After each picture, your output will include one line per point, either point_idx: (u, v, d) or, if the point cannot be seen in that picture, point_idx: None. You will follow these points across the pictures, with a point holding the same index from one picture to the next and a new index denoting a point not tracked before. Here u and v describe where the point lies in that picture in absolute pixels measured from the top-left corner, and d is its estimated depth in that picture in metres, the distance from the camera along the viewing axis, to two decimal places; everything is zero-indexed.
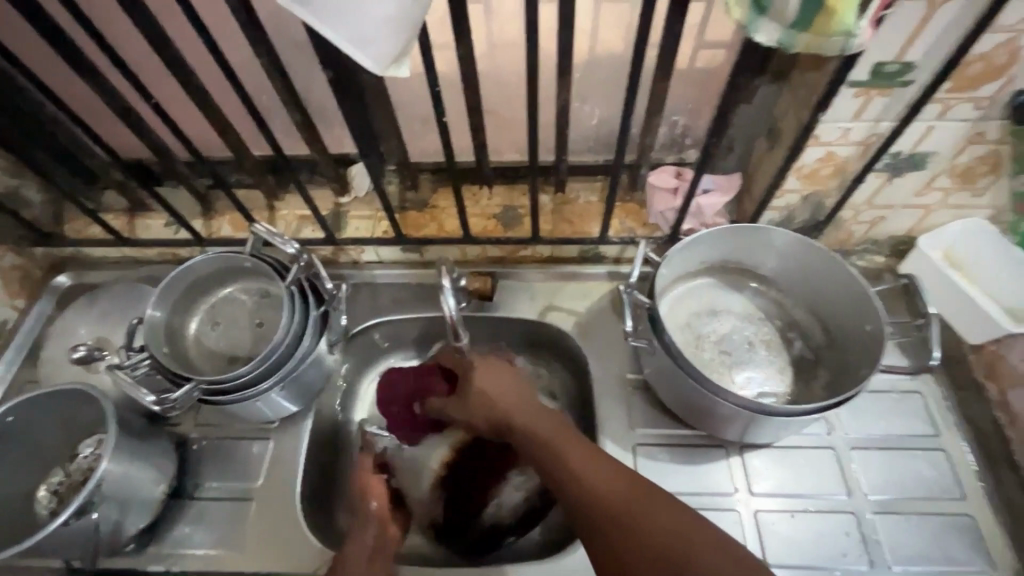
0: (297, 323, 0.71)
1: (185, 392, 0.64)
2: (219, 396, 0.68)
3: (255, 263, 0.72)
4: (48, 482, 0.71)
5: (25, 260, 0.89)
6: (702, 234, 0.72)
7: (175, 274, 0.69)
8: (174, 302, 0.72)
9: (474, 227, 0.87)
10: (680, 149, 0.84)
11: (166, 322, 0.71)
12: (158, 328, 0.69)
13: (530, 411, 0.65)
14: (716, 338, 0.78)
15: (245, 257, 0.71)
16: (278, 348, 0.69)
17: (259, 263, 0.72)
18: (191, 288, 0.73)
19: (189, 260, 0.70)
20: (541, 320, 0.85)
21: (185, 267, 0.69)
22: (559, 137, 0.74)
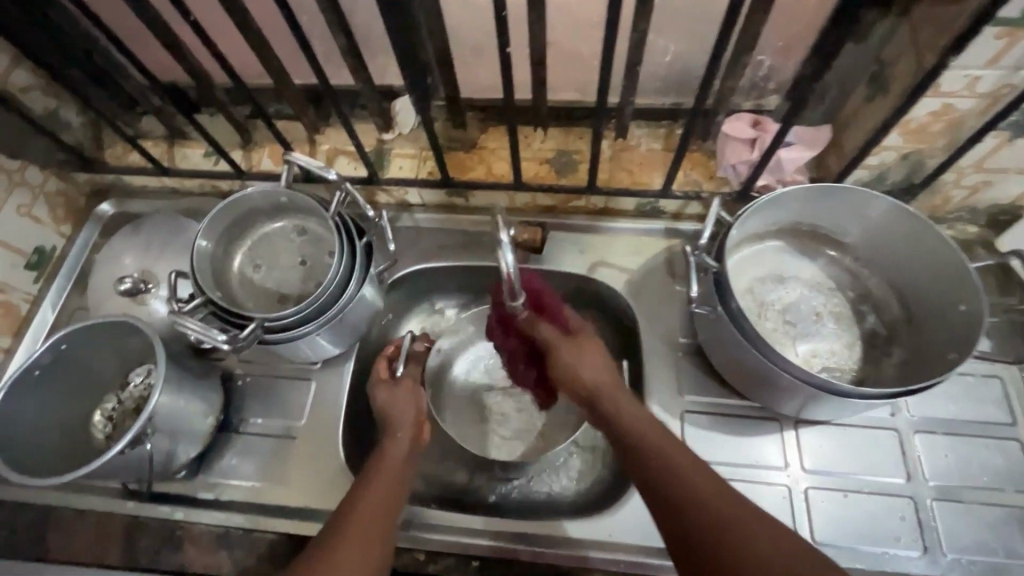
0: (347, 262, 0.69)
1: (251, 331, 0.62)
2: (272, 336, 0.67)
3: (291, 198, 0.68)
4: (103, 408, 0.72)
5: (69, 185, 0.88)
6: (780, 193, 0.65)
7: (222, 207, 0.65)
8: (216, 241, 0.68)
9: (525, 172, 0.81)
10: (761, 94, 0.75)
11: (212, 263, 0.68)
12: (205, 269, 0.66)
13: (616, 393, 0.59)
14: (780, 307, 0.72)
15: (281, 192, 0.68)
16: (328, 290, 0.67)
17: (296, 197, 0.68)
18: (232, 225, 0.69)
19: (235, 192, 0.66)
20: (589, 276, 0.81)
21: (233, 200, 0.65)
22: (629, 74, 0.66)
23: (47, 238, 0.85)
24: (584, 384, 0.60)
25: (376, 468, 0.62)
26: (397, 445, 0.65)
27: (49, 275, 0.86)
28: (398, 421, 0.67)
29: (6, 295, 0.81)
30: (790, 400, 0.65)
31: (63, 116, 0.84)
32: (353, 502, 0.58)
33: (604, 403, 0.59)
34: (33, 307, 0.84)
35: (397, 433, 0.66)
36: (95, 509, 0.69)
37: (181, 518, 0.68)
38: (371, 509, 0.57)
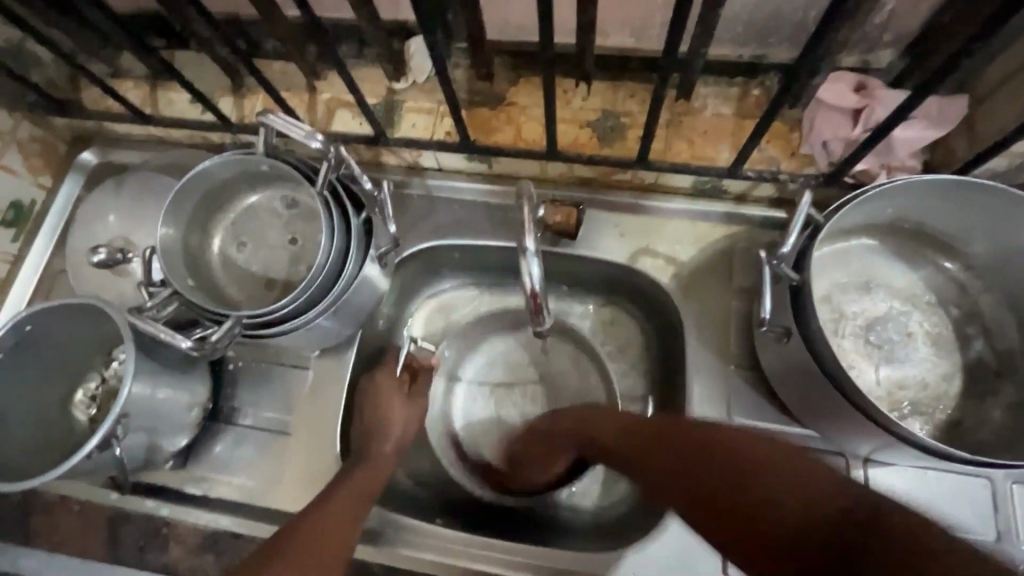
0: (340, 241, 0.59)
1: (226, 330, 0.53)
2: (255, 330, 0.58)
3: (272, 166, 0.56)
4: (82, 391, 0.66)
5: (45, 131, 0.78)
6: (887, 185, 0.50)
7: (187, 180, 0.54)
8: (190, 220, 0.58)
9: (562, 137, 0.67)
10: (873, 48, 0.58)
11: (185, 247, 0.58)
12: (177, 252, 0.56)
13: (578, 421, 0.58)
14: (864, 322, 0.59)
15: (260, 160, 0.56)
16: (318, 277, 0.57)
17: (279, 166, 0.56)
18: (208, 198, 0.59)
19: (202, 161, 0.55)
20: (629, 266, 0.69)
21: (199, 171, 0.54)
22: (705, 20, 0.50)
23: (23, 191, 0.77)
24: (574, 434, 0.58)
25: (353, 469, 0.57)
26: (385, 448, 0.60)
27: (30, 233, 0.78)
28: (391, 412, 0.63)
29: None
30: (864, 442, 0.54)
31: (28, 50, 0.72)
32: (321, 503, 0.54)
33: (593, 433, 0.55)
34: (14, 267, 0.77)
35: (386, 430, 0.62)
36: (80, 498, 0.65)
37: (168, 515, 0.63)
38: (336, 514, 0.53)
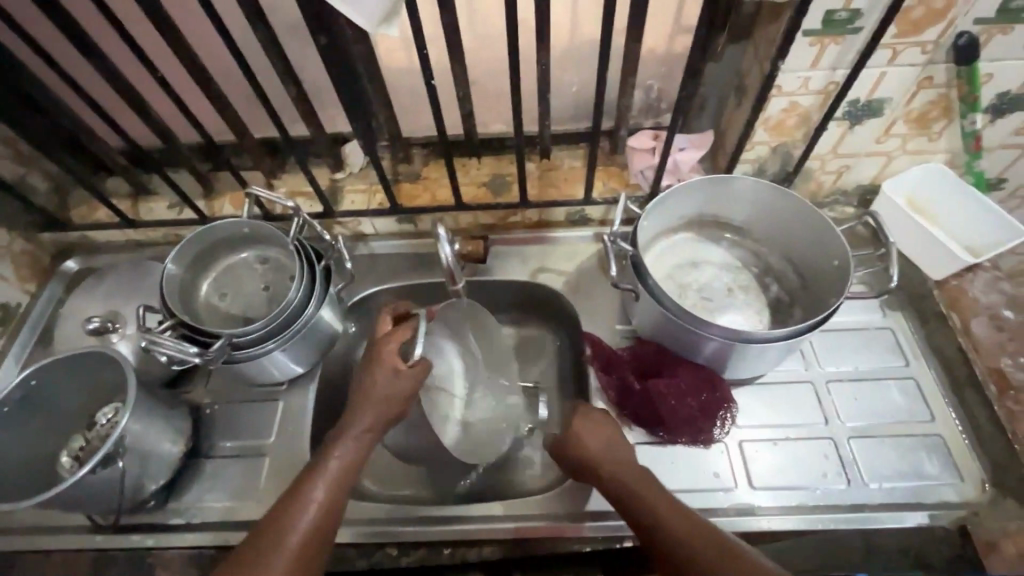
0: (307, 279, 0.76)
1: (220, 345, 0.67)
2: (237, 353, 0.72)
3: (253, 227, 0.76)
4: (66, 450, 0.72)
5: (35, 246, 0.92)
6: (678, 186, 0.76)
7: (192, 236, 0.72)
8: (184, 270, 0.75)
9: (466, 195, 0.92)
10: (657, 113, 0.89)
11: (178, 290, 0.74)
12: (175, 295, 0.72)
13: (607, 459, 0.63)
14: (698, 287, 0.82)
15: (243, 223, 0.75)
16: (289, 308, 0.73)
17: (257, 226, 0.76)
18: (201, 253, 0.76)
19: (206, 222, 0.74)
20: (532, 281, 0.90)
21: (204, 228, 0.73)
22: (541, 102, 0.79)
23: (12, 296, 0.89)
24: (586, 462, 0.63)
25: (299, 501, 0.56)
26: (362, 416, 0.62)
27: (14, 333, 0.89)
28: (364, 409, 0.62)
29: None
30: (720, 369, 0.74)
31: (32, 182, 0.90)
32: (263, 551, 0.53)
33: (593, 474, 0.63)
34: None
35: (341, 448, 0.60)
36: (64, 548, 0.70)
37: (152, 545, 0.70)
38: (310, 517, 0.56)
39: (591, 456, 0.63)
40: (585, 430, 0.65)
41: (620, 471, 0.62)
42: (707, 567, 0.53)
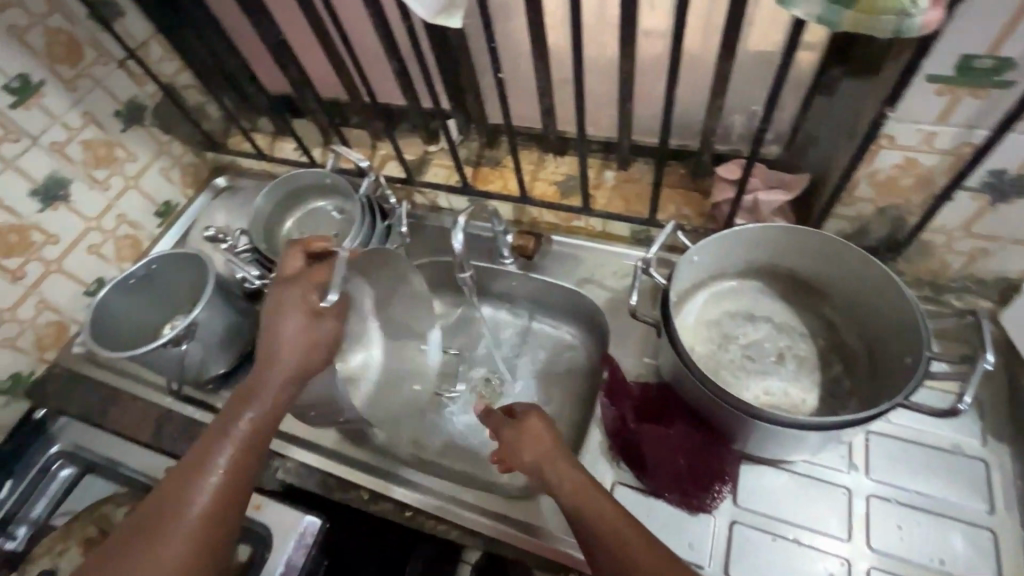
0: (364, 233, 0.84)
1: None
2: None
3: (333, 179, 0.87)
4: (174, 322, 0.93)
5: (199, 160, 1.15)
6: (741, 228, 0.69)
7: (281, 179, 0.85)
8: (270, 210, 0.89)
9: (535, 190, 0.92)
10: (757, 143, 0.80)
11: (263, 228, 0.88)
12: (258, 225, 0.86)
13: (554, 463, 0.60)
14: (744, 342, 0.74)
15: (326, 174, 0.86)
16: None
17: (337, 179, 0.86)
18: (292, 194, 0.90)
19: (295, 170, 0.86)
20: (575, 289, 0.88)
21: (292, 174, 0.85)
22: (620, 109, 0.76)
23: (176, 196, 1.11)
24: (528, 461, 0.62)
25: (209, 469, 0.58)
26: (269, 377, 0.63)
27: (170, 224, 1.11)
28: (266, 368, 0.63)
29: (136, 231, 1.05)
30: (737, 439, 0.66)
31: (207, 110, 1.11)
32: (184, 498, 0.56)
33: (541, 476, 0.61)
34: (152, 244, 1.08)
35: (253, 398, 0.62)
36: (149, 399, 0.90)
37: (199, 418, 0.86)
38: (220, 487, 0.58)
39: (545, 459, 0.61)
40: (527, 435, 0.63)
41: (569, 479, 0.59)
42: (635, 560, 0.51)
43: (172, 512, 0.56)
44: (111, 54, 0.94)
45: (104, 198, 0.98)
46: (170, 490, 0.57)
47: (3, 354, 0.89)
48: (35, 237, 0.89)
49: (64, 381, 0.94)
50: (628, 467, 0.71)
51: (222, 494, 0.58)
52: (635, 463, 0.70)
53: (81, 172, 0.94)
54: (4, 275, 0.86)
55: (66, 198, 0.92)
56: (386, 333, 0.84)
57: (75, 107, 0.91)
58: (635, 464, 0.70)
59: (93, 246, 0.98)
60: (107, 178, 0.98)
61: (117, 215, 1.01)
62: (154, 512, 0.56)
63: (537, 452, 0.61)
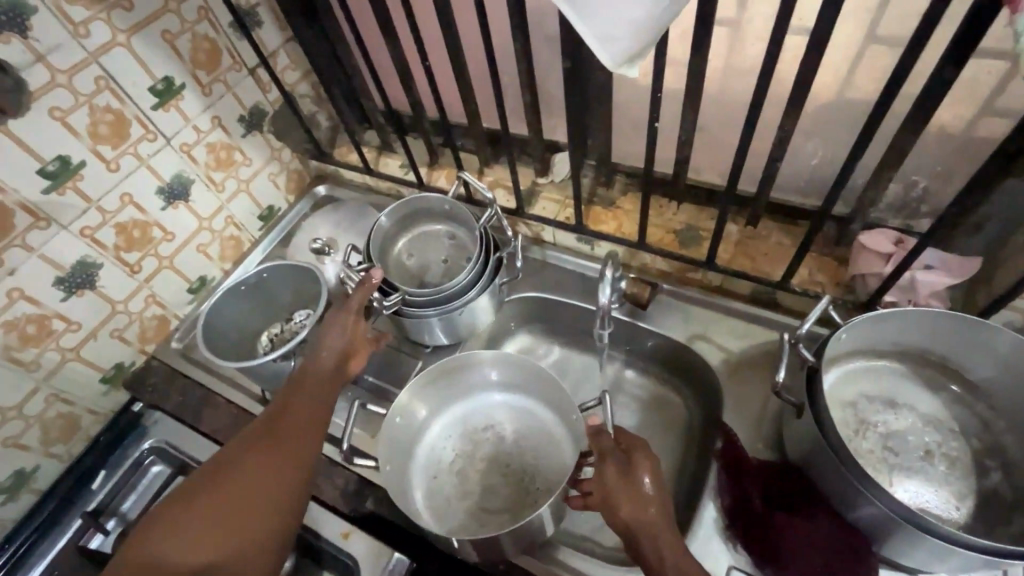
0: (479, 266, 0.82)
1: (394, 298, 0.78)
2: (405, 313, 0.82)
3: (454, 206, 0.85)
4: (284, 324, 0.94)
5: (304, 168, 1.16)
6: (901, 310, 0.64)
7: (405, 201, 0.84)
8: (390, 225, 0.87)
9: (651, 236, 0.89)
10: (911, 215, 0.74)
11: (380, 241, 0.86)
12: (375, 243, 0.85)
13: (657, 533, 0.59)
14: (883, 431, 0.68)
15: (448, 200, 0.85)
16: (454, 288, 0.80)
17: (457, 207, 0.85)
18: (409, 214, 0.88)
19: (418, 193, 0.85)
20: (686, 345, 0.83)
21: (415, 197, 0.84)
22: (768, 168, 0.72)
23: (279, 201, 1.13)
24: (627, 527, 0.60)
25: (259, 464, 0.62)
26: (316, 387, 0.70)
27: (270, 227, 1.12)
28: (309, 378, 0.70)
29: (240, 233, 1.06)
30: (880, 543, 0.60)
31: (318, 119, 1.12)
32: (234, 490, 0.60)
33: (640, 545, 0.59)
34: (252, 246, 1.10)
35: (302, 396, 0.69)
36: (243, 406, 0.90)
37: None
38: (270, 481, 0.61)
39: (648, 531, 0.59)
40: (639, 500, 0.60)
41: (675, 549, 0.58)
42: None
43: (261, 444, 0.63)
44: (243, 61, 0.95)
45: (218, 199, 1.00)
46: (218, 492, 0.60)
47: (111, 345, 0.91)
48: (155, 233, 0.91)
49: (160, 376, 0.95)
50: (747, 551, 0.67)
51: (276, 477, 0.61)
52: (756, 549, 0.66)
53: (202, 174, 0.95)
54: (123, 269, 0.88)
55: (186, 197, 0.94)
56: (477, 432, 0.85)
57: (206, 111, 0.92)
58: (755, 550, 0.66)
59: (201, 245, 1.00)
60: (223, 180, 0.99)
61: (226, 217, 1.03)
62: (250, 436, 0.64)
63: (636, 513, 0.60)
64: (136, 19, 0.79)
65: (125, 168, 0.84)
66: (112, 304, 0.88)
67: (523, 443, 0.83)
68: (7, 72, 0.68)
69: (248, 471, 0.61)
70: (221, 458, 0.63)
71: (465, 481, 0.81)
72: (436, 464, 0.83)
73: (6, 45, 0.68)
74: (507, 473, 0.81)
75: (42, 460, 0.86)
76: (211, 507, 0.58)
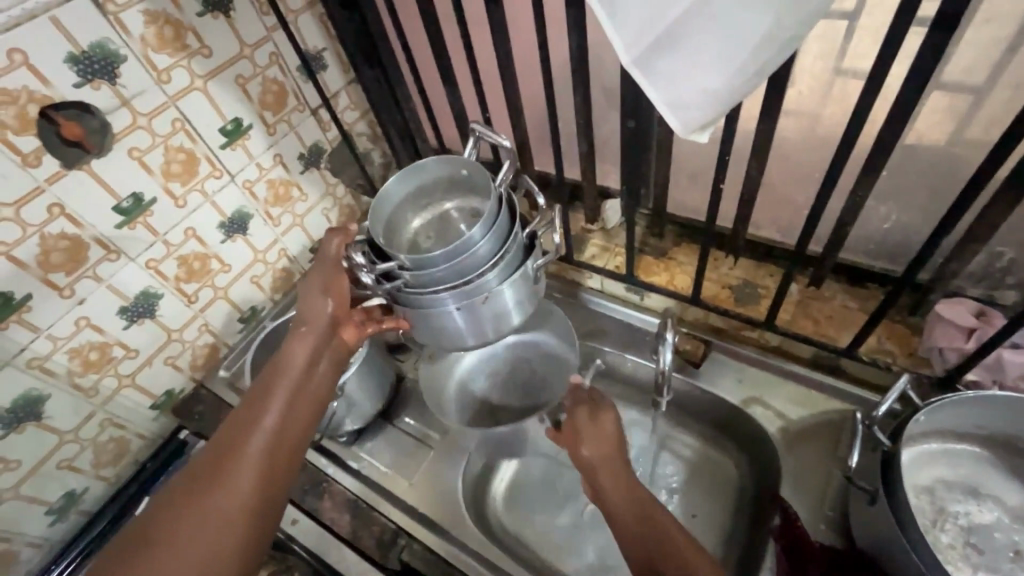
0: (495, 231, 0.59)
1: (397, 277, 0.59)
2: (410, 291, 0.60)
3: (471, 171, 0.66)
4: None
5: (356, 203, 1.19)
6: (988, 395, 0.59)
7: (415, 169, 0.68)
8: (403, 198, 0.70)
9: (706, 291, 0.87)
10: (994, 286, 0.69)
11: (387, 216, 0.70)
12: (385, 218, 0.69)
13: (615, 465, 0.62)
14: (965, 523, 0.62)
15: (464, 164, 0.66)
16: (464, 258, 0.58)
17: (474, 171, 0.66)
18: (428, 186, 0.71)
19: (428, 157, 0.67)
20: (740, 408, 0.79)
21: (424, 163, 0.67)
22: (838, 230, 0.69)
23: None
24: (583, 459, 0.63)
25: (219, 481, 0.52)
26: (282, 386, 0.59)
27: None
28: (277, 379, 0.59)
29: (291, 265, 1.09)
30: None
31: (372, 156, 1.15)
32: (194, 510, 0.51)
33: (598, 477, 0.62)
34: (302, 277, 1.12)
35: (270, 402, 0.58)
36: None
37: (330, 474, 0.85)
38: (231, 501, 0.52)
39: (605, 462, 0.62)
40: (601, 430, 0.64)
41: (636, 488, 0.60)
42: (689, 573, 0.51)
43: (221, 461, 0.54)
44: (308, 103, 0.99)
45: (274, 232, 1.03)
46: (166, 518, 0.51)
47: (164, 372, 0.93)
48: (213, 265, 0.94)
49: (209, 404, 0.97)
50: None
51: (238, 498, 0.52)
52: None
53: (261, 209, 0.98)
54: (181, 299, 0.91)
55: (244, 230, 0.97)
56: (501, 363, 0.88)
57: (270, 149, 0.96)
58: None
59: (255, 277, 1.02)
60: (280, 215, 1.02)
61: (280, 250, 1.05)
62: (210, 451, 0.55)
63: (598, 450, 0.63)
64: (214, 65, 0.83)
65: (191, 204, 0.87)
66: (168, 332, 0.91)
67: (539, 374, 0.86)
68: (94, 114, 0.72)
69: (207, 501, 0.51)
70: (171, 488, 0.53)
71: (487, 413, 0.86)
72: (465, 389, 0.88)
73: (97, 91, 0.72)
74: (524, 403, 0.85)
75: (91, 481, 0.88)
76: (166, 549, 0.49)
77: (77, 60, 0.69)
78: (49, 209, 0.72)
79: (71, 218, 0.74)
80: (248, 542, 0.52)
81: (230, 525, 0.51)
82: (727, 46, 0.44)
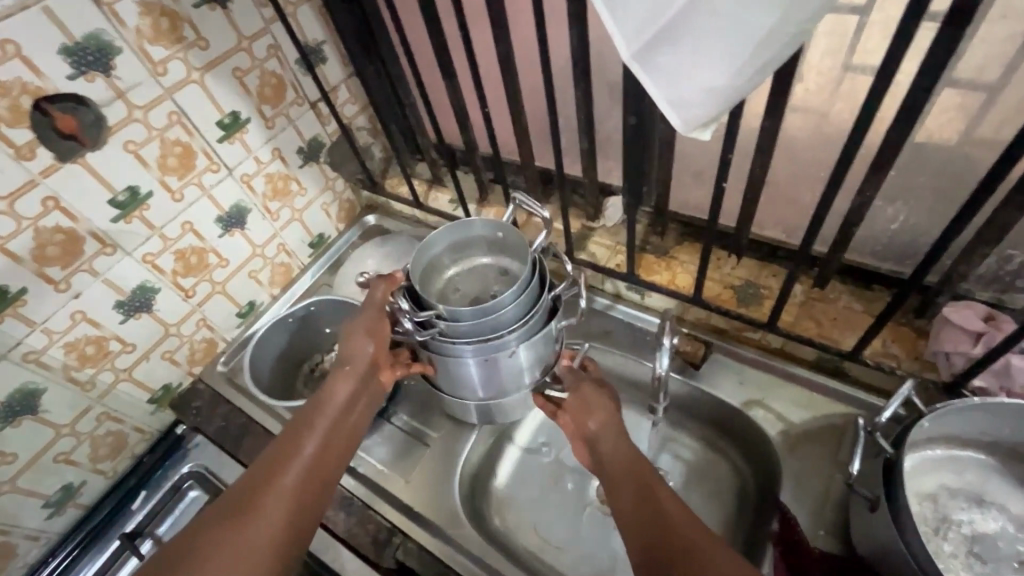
0: (527, 295, 0.66)
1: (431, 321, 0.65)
2: (444, 339, 0.66)
3: (506, 234, 0.73)
4: (325, 355, 1.03)
5: (355, 197, 1.18)
6: (994, 402, 0.58)
7: (461, 224, 0.73)
8: (440, 250, 0.75)
9: (708, 291, 0.85)
10: (1004, 289, 0.68)
11: (425, 263, 0.74)
12: (423, 263, 0.73)
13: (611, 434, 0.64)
14: (968, 532, 0.61)
15: (501, 227, 0.73)
16: (496, 314, 0.64)
17: (509, 234, 0.72)
18: (462, 242, 0.76)
19: (474, 218, 0.74)
20: (741, 410, 0.78)
21: (470, 221, 0.73)
22: (844, 231, 0.67)
23: (330, 229, 1.15)
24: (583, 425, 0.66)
25: (264, 501, 0.58)
26: (324, 420, 0.67)
27: (319, 255, 1.14)
28: (319, 414, 0.67)
29: (290, 260, 1.08)
30: None
31: (372, 150, 1.14)
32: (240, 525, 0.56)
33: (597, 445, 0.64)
34: (301, 272, 1.11)
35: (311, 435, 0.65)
36: None
37: None
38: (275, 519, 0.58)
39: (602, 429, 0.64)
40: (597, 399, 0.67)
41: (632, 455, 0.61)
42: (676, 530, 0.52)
43: (266, 483, 0.60)
44: (307, 96, 0.98)
45: (272, 227, 1.02)
46: (211, 534, 0.56)
47: (161, 366, 0.93)
48: (210, 259, 0.93)
49: (206, 399, 0.96)
50: None
51: (282, 515, 0.58)
52: None
53: (259, 203, 0.98)
54: (178, 293, 0.90)
55: (242, 225, 0.96)
56: None
57: (267, 142, 0.95)
58: None
59: (253, 272, 1.02)
60: (279, 209, 1.02)
61: (279, 244, 1.04)
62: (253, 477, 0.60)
63: (600, 416, 0.65)
64: (210, 57, 0.82)
65: (188, 198, 0.86)
66: (165, 327, 0.91)
67: None
68: (90, 108, 0.72)
69: (252, 518, 0.57)
70: (216, 507, 0.58)
71: None
72: None
73: (90, 84, 0.71)
74: None
75: (89, 475, 0.88)
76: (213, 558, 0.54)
77: (70, 51, 0.68)
78: (44, 202, 0.71)
79: (66, 212, 0.74)
80: (288, 555, 0.57)
81: (266, 547, 0.56)
82: (730, 41, 0.43)
